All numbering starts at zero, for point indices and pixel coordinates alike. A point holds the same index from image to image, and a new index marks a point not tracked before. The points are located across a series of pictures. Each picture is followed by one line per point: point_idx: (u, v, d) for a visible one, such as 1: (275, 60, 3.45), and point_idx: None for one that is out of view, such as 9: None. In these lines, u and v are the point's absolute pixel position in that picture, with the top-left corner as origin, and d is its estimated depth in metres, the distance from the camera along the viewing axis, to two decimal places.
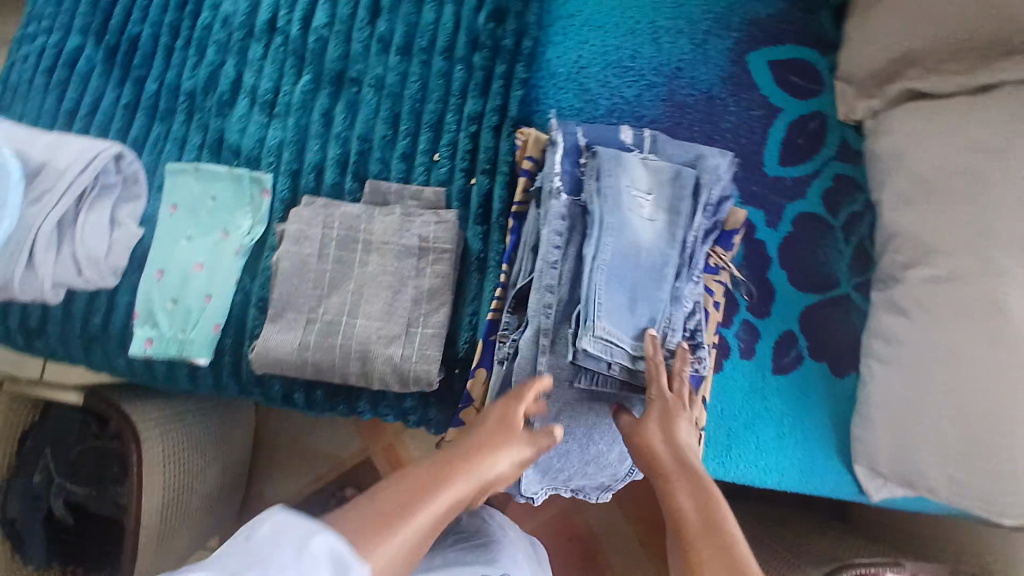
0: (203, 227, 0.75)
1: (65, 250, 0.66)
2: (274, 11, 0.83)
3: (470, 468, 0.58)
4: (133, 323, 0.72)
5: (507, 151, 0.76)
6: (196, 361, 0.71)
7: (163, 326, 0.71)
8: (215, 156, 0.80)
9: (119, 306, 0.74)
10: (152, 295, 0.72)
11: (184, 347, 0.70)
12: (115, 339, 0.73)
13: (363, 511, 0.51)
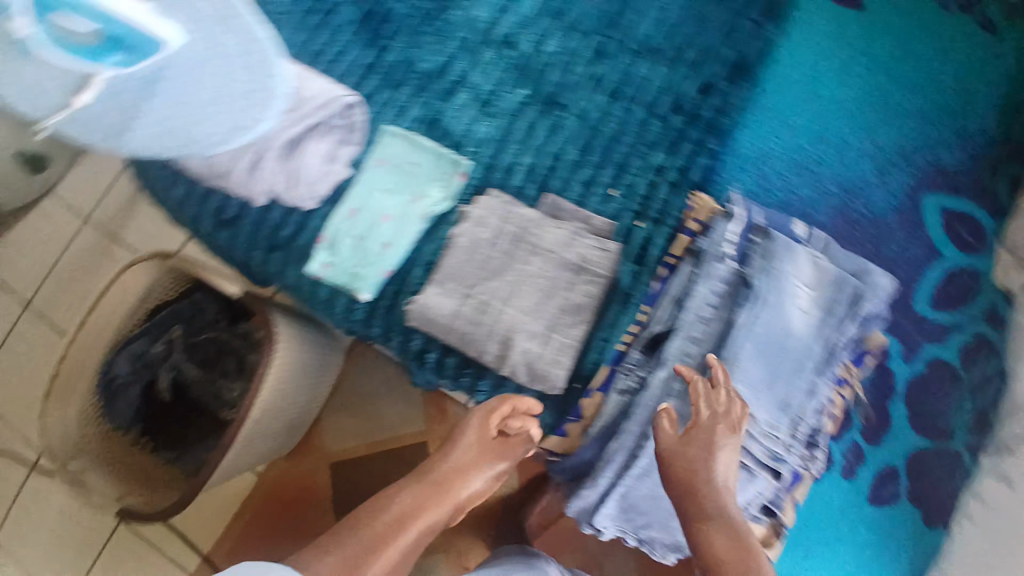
0: (399, 186, 0.80)
1: (284, 165, 0.77)
2: (513, 29, 0.86)
3: (446, 492, 0.67)
4: (315, 245, 0.80)
5: (677, 208, 0.79)
6: (359, 295, 0.78)
7: (342, 257, 0.78)
8: (428, 131, 0.84)
9: (310, 227, 0.81)
10: (340, 229, 0.79)
11: (355, 279, 0.78)
12: (298, 253, 0.80)
13: (350, 536, 0.60)
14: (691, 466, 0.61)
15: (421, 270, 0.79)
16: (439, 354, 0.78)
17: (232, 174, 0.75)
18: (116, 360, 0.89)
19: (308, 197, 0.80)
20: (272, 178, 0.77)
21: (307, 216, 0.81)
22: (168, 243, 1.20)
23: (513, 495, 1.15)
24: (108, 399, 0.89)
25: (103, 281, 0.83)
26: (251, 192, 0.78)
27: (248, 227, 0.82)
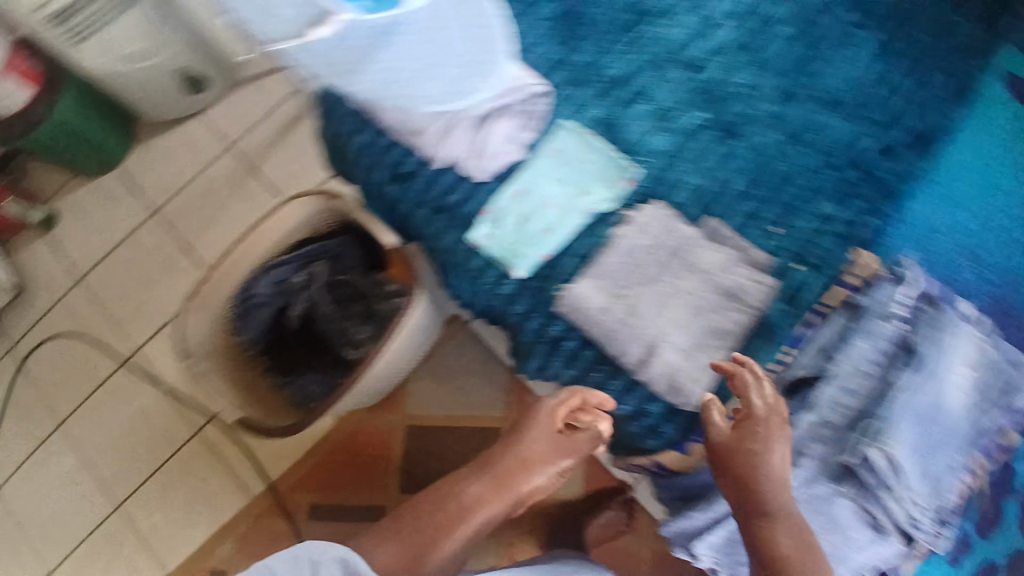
0: (567, 177, 0.79)
1: (469, 136, 0.79)
2: (704, 53, 0.83)
3: (508, 485, 0.79)
4: (477, 215, 0.80)
5: (835, 261, 0.74)
6: (512, 272, 0.78)
7: (502, 232, 0.78)
8: (599, 133, 0.80)
9: (477, 198, 0.80)
10: (506, 206, 0.79)
11: (511, 257, 0.77)
12: (459, 220, 0.80)
13: (418, 524, 0.75)
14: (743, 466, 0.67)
15: (571, 259, 0.78)
16: (576, 343, 0.76)
17: (427, 133, 0.79)
18: (258, 279, 0.94)
19: (478, 168, 0.80)
20: (460, 147, 0.79)
21: (466, 184, 0.81)
22: (307, 182, 1.30)
23: (575, 502, 1.15)
24: (240, 313, 0.95)
25: (273, 203, 0.91)
26: (435, 154, 0.80)
27: (417, 187, 0.82)
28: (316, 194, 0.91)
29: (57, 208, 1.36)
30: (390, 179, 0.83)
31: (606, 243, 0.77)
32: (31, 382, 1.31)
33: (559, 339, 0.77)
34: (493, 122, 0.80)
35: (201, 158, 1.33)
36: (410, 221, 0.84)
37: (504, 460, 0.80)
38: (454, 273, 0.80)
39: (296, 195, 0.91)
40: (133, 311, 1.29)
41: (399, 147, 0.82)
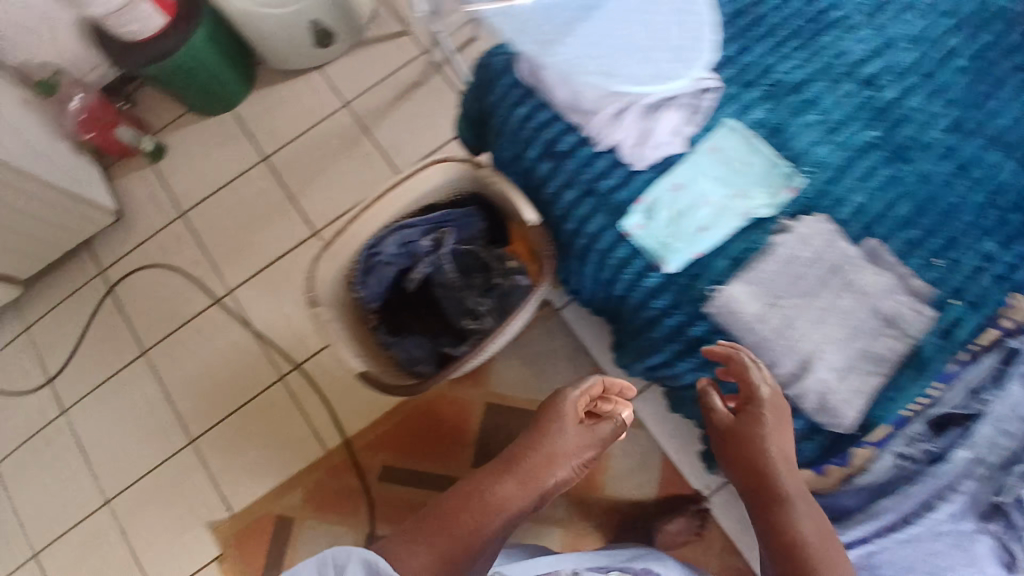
0: (729, 177, 0.76)
1: (636, 123, 0.75)
2: (882, 71, 0.78)
3: (535, 478, 0.82)
4: (632, 202, 0.75)
5: (994, 301, 0.73)
6: (662, 265, 0.74)
7: (659, 221, 0.74)
8: (764, 137, 0.77)
9: (632, 184, 0.76)
10: (662, 198, 0.75)
11: (663, 249, 0.74)
12: (610, 206, 0.76)
13: (450, 523, 0.77)
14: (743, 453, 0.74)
15: (724, 262, 0.74)
16: (722, 346, 0.74)
17: (596, 117, 0.75)
18: (391, 234, 0.93)
19: (638, 155, 0.76)
20: (627, 135, 0.75)
21: (621, 169, 0.75)
22: (418, 147, 1.32)
23: (647, 507, 1.14)
24: (367, 267, 0.94)
25: (422, 159, 0.87)
26: (596, 137, 0.76)
27: (570, 165, 0.77)
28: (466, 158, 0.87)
29: (166, 141, 1.38)
30: (540, 153, 0.79)
31: (764, 251, 0.74)
32: (116, 307, 1.32)
33: (705, 343, 0.74)
34: (662, 113, 0.76)
35: (317, 112, 1.36)
36: (552, 202, 0.80)
37: (527, 453, 0.83)
38: (601, 264, 0.78)
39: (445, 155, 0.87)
40: (230, 252, 1.31)
41: (553, 118, 0.78)
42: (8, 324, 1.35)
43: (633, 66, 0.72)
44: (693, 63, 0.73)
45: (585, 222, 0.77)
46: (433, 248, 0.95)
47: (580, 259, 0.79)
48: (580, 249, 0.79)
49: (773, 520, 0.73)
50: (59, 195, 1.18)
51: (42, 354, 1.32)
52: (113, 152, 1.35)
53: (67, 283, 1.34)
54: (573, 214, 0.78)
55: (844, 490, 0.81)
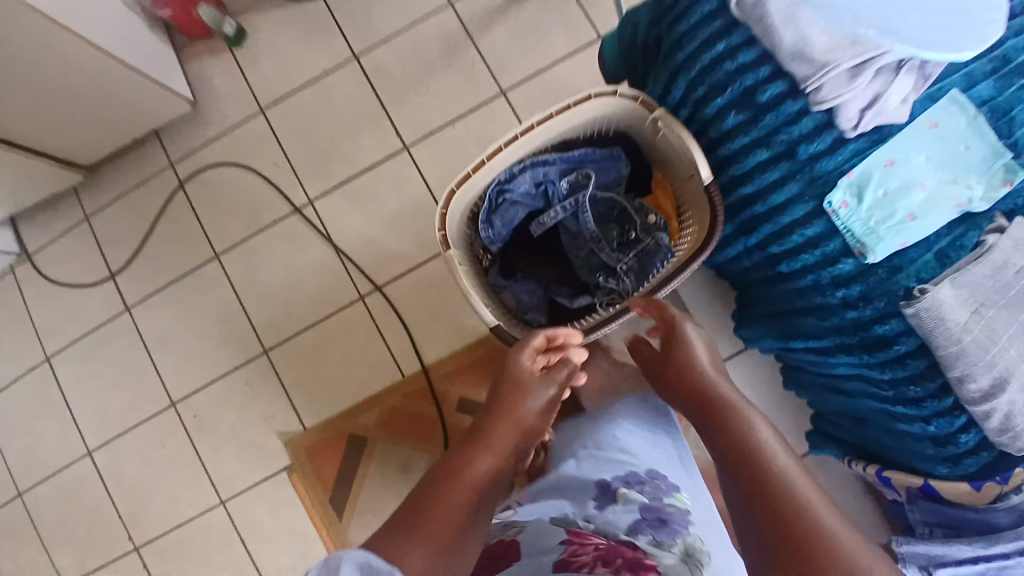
0: (947, 159, 0.67)
1: (865, 82, 0.66)
2: None
3: (503, 440, 0.72)
4: (839, 177, 0.69)
5: None
6: (861, 253, 0.69)
7: (864, 205, 0.68)
8: (992, 119, 0.67)
9: (837, 159, 0.68)
10: (870, 176, 0.68)
11: (865, 236, 0.68)
12: (808, 180, 0.70)
13: (436, 505, 0.61)
14: (674, 369, 0.73)
15: (929, 255, 0.68)
16: (910, 348, 0.69)
17: (828, 71, 0.65)
18: (528, 170, 0.85)
19: (857, 123, 0.67)
20: (853, 99, 0.66)
21: (831, 133, 0.68)
22: (525, 65, 1.21)
23: None
24: (495, 204, 0.87)
25: (585, 90, 0.78)
26: (814, 96, 0.67)
27: (769, 121, 0.70)
28: (639, 95, 0.78)
29: (246, 24, 1.26)
30: (733, 105, 0.72)
31: (974, 254, 0.67)
32: (188, 204, 1.24)
33: (885, 341, 0.70)
34: (894, 76, 0.66)
35: (416, 12, 1.24)
36: (731, 160, 0.75)
37: (498, 416, 0.74)
38: (779, 237, 0.74)
39: (614, 87, 0.78)
40: (315, 158, 1.24)
41: (758, 65, 0.70)
42: (64, 208, 1.26)
43: (894, 23, 0.66)
44: (971, 37, 0.66)
45: (773, 192, 0.72)
46: (568, 190, 0.88)
47: (749, 231, 0.77)
48: (756, 216, 0.75)
49: (721, 432, 0.63)
50: (139, 73, 1.08)
51: (104, 246, 1.24)
52: (189, 32, 1.23)
53: (134, 173, 1.26)
54: (755, 177, 0.73)
55: (997, 509, 0.75)
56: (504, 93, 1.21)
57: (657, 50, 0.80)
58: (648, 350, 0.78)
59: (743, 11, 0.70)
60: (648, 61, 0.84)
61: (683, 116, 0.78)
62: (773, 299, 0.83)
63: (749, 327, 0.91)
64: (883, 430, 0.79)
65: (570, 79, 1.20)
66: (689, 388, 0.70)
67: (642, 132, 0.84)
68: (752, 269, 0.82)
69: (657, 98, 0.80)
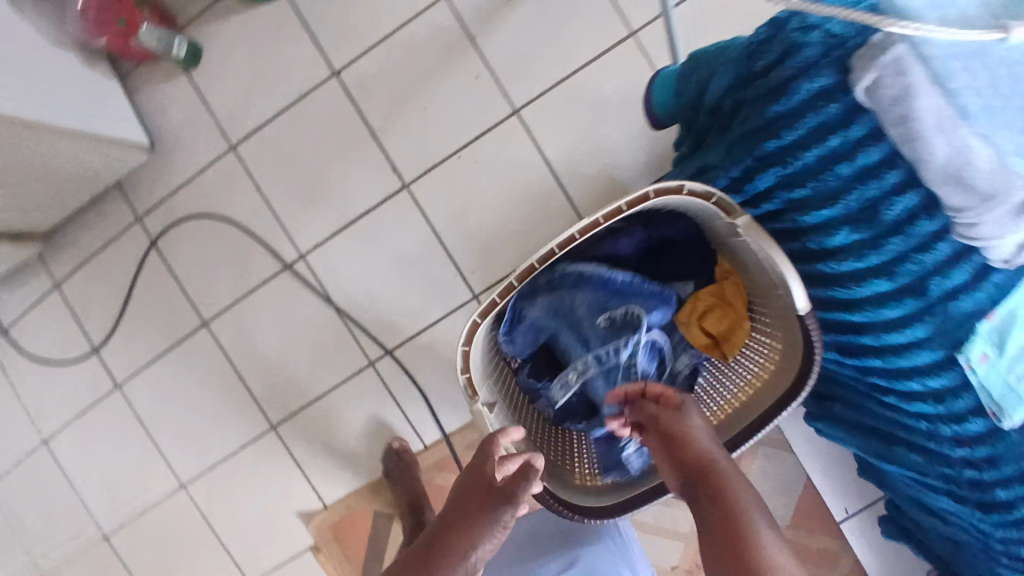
0: None
1: None
2: None
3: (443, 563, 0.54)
4: (980, 320, 0.54)
5: None
6: (1001, 417, 0.55)
7: (1007, 356, 0.54)
8: None
9: (974, 297, 0.53)
10: (1015, 318, 0.53)
11: (1007, 397, 0.54)
12: (937, 323, 0.55)
13: None
14: (679, 440, 0.59)
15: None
16: None
17: (996, 206, 0.47)
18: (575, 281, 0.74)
19: (1012, 258, 0.51)
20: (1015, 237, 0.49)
21: (972, 261, 0.52)
22: (541, 73, 0.99)
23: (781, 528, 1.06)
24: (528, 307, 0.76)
25: (643, 188, 0.60)
26: (962, 224, 0.51)
27: (893, 246, 0.54)
28: (714, 192, 0.61)
29: (200, 38, 1.05)
30: (847, 221, 0.56)
31: None
32: (164, 265, 1.08)
33: (1006, 504, 0.59)
34: None
35: (402, 6, 1.00)
36: (833, 280, 0.60)
37: (455, 531, 0.56)
38: (893, 377, 0.61)
39: (680, 182, 0.60)
40: (299, 203, 1.06)
41: (887, 169, 0.53)
42: (30, 275, 1.12)
43: None
44: None
45: (891, 331, 0.58)
46: (615, 325, 0.74)
47: (848, 354, 0.65)
48: (864, 346, 0.62)
49: (729, 520, 0.53)
50: (54, 131, 0.87)
51: (79, 318, 1.10)
52: (131, 54, 1.02)
53: (98, 232, 1.09)
54: (867, 309, 0.59)
55: None
56: (518, 112, 0.99)
57: (736, 121, 0.62)
58: (653, 405, 0.63)
59: (876, 100, 0.50)
60: (719, 126, 0.66)
61: (766, 213, 0.63)
62: (860, 412, 0.71)
63: (819, 422, 0.78)
64: (979, 561, 0.69)
65: (599, 90, 0.97)
66: (693, 463, 0.58)
67: (711, 226, 0.67)
68: (840, 376, 0.71)
69: (728, 185, 0.64)
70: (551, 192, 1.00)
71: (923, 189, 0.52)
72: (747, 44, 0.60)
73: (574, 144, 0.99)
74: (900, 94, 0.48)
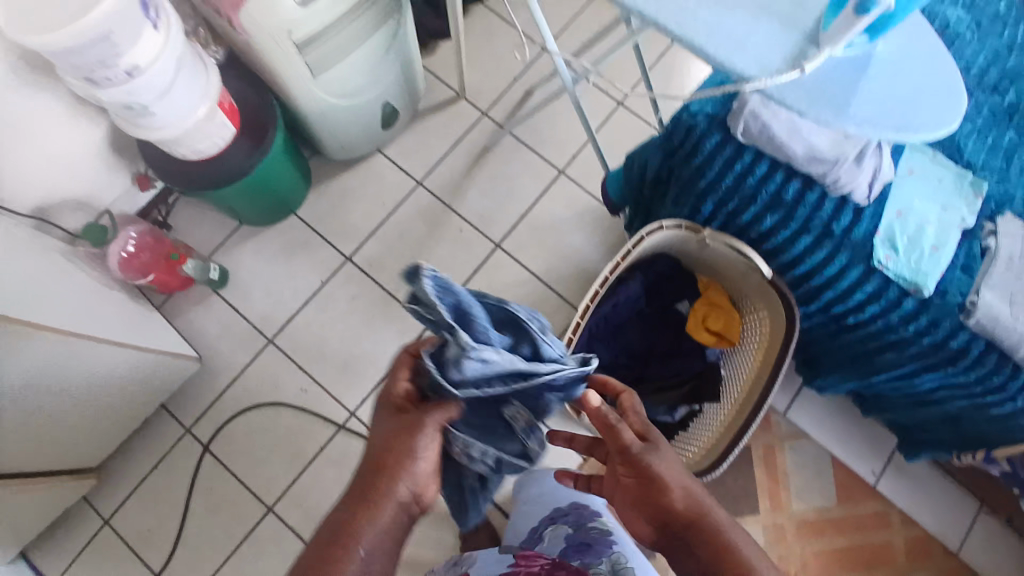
0: (934, 196, 0.89)
1: (866, 167, 0.83)
2: (1001, 79, 0.97)
3: (388, 473, 0.56)
4: (873, 237, 0.85)
5: None
6: (919, 289, 0.85)
7: (902, 251, 0.85)
8: (947, 157, 0.92)
9: (864, 224, 0.85)
10: (894, 228, 0.86)
11: (917, 275, 0.84)
12: (855, 247, 0.86)
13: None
14: (656, 491, 0.59)
15: (957, 272, 0.86)
16: (981, 348, 0.85)
17: (842, 164, 0.82)
18: (517, 321, 0.61)
19: (869, 191, 0.84)
20: (863, 179, 0.83)
21: (850, 206, 0.85)
22: (504, 213, 1.32)
23: (831, 508, 1.21)
24: (477, 324, 0.57)
25: (638, 233, 0.91)
26: (831, 183, 0.84)
27: (803, 213, 0.86)
28: (682, 222, 0.92)
29: (226, 265, 1.26)
30: (768, 209, 0.88)
31: (990, 258, 0.86)
32: (220, 466, 1.16)
33: (962, 351, 0.86)
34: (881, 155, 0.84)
35: (389, 196, 1.31)
36: (779, 250, 0.91)
37: (399, 450, 0.57)
38: (844, 299, 0.90)
39: (658, 223, 0.92)
40: (338, 369, 1.21)
41: (774, 172, 0.86)
42: (77, 522, 1.14)
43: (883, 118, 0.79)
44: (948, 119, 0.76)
45: (827, 267, 0.88)
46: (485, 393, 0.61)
47: (811, 300, 0.93)
48: (819, 287, 0.91)
49: (710, 542, 0.58)
50: (122, 347, 1.00)
51: (136, 547, 1.12)
52: (170, 289, 1.19)
53: (149, 454, 1.17)
54: (806, 260, 0.89)
55: None
56: (499, 246, 1.29)
57: (674, 180, 0.94)
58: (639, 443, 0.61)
59: (751, 135, 0.85)
60: (660, 191, 0.99)
61: (717, 228, 0.93)
62: (842, 347, 0.99)
63: (824, 377, 1.07)
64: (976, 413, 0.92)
65: (553, 214, 1.31)
66: (670, 496, 0.59)
67: (686, 250, 0.98)
68: (814, 327, 0.99)
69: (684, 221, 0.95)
70: (544, 295, 1.27)
71: (800, 174, 0.85)
72: (662, 135, 0.95)
73: (548, 253, 1.29)
74: (762, 126, 0.83)
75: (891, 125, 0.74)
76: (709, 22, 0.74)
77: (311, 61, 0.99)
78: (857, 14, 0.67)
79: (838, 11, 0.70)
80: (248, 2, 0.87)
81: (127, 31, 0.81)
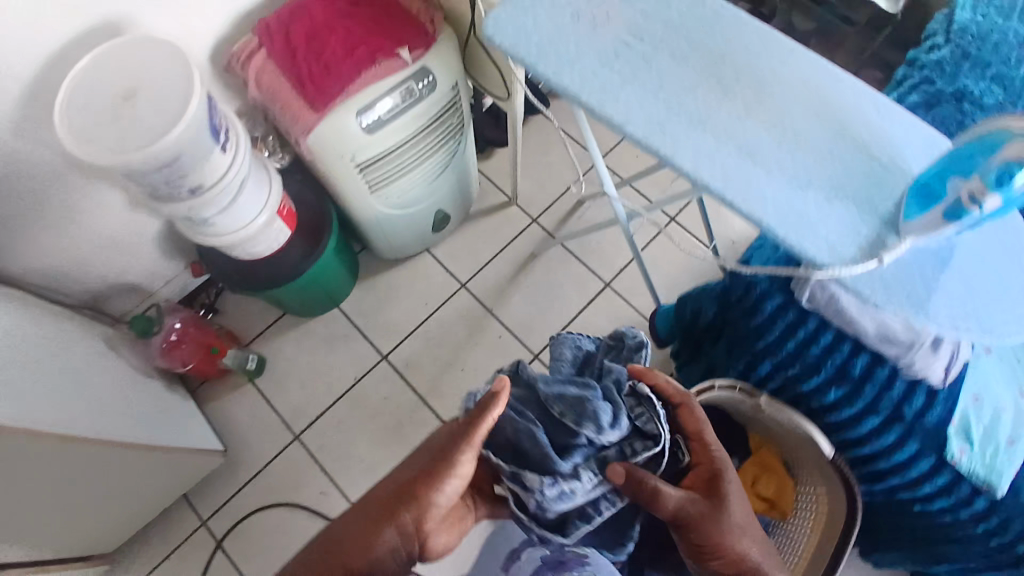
0: (1013, 378, 0.84)
1: (943, 351, 0.77)
2: None
3: (414, 491, 0.66)
4: (947, 427, 0.79)
5: None
6: (993, 489, 0.78)
7: (976, 445, 0.79)
8: None
9: (937, 411, 0.79)
10: (968, 417, 0.80)
11: (991, 474, 0.78)
12: (927, 435, 0.80)
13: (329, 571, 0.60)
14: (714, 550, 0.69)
15: None
16: None
17: (917, 348, 0.76)
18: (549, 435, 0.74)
19: (944, 375, 0.78)
20: (939, 364, 0.77)
21: (923, 387, 0.79)
22: (545, 323, 1.29)
23: None
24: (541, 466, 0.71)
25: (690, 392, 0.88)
26: (904, 363, 0.78)
27: (870, 393, 0.81)
28: (736, 383, 0.89)
29: (264, 352, 1.26)
30: (831, 382, 0.83)
31: None
32: (230, 565, 1.12)
33: None
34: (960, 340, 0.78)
35: (433, 296, 1.31)
36: (842, 427, 0.85)
37: (431, 471, 0.67)
38: (913, 486, 0.83)
39: (711, 382, 0.89)
40: (362, 474, 1.18)
41: (840, 343, 0.82)
42: None
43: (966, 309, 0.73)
44: None
45: (895, 452, 0.82)
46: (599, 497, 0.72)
47: (876, 481, 0.87)
48: (884, 471, 0.84)
49: None
50: (158, 448, 0.99)
51: None
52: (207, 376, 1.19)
53: (163, 543, 1.15)
54: (871, 443, 0.83)
55: None
56: (538, 357, 1.26)
57: (728, 331, 0.92)
58: (694, 499, 0.70)
59: (817, 302, 0.79)
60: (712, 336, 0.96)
61: (774, 389, 0.88)
62: (904, 528, 0.91)
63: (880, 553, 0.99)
64: None
65: (596, 328, 1.28)
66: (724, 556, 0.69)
67: (738, 409, 0.94)
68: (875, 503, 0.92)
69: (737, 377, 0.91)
70: None
71: (869, 350, 0.80)
72: (721, 284, 0.93)
73: None
74: (829, 296, 0.78)
75: (974, 326, 0.69)
76: (777, 199, 0.71)
77: (371, 178, 1.02)
78: (945, 218, 0.63)
79: (923, 208, 0.67)
80: (319, 128, 0.91)
81: (195, 152, 0.82)
